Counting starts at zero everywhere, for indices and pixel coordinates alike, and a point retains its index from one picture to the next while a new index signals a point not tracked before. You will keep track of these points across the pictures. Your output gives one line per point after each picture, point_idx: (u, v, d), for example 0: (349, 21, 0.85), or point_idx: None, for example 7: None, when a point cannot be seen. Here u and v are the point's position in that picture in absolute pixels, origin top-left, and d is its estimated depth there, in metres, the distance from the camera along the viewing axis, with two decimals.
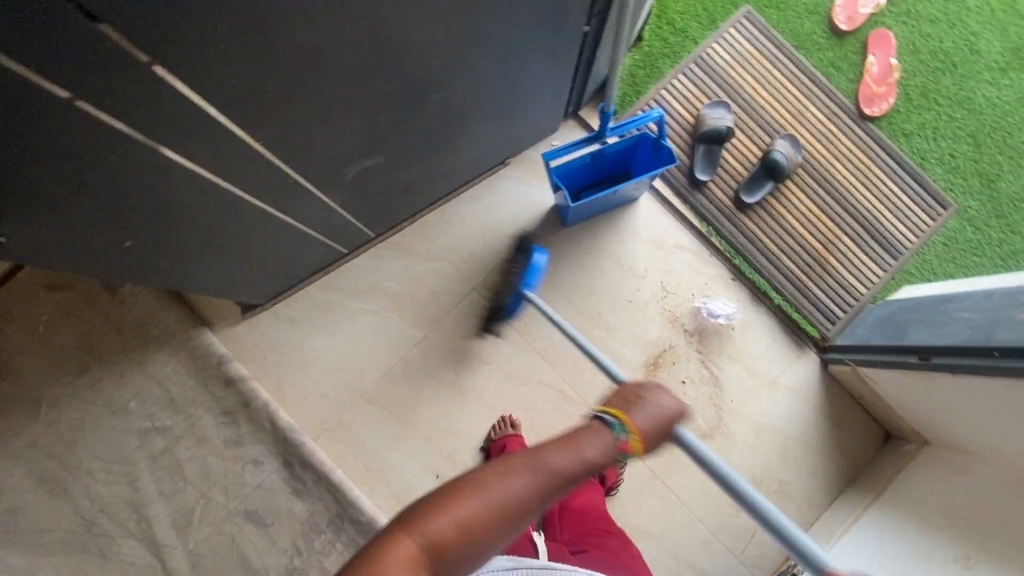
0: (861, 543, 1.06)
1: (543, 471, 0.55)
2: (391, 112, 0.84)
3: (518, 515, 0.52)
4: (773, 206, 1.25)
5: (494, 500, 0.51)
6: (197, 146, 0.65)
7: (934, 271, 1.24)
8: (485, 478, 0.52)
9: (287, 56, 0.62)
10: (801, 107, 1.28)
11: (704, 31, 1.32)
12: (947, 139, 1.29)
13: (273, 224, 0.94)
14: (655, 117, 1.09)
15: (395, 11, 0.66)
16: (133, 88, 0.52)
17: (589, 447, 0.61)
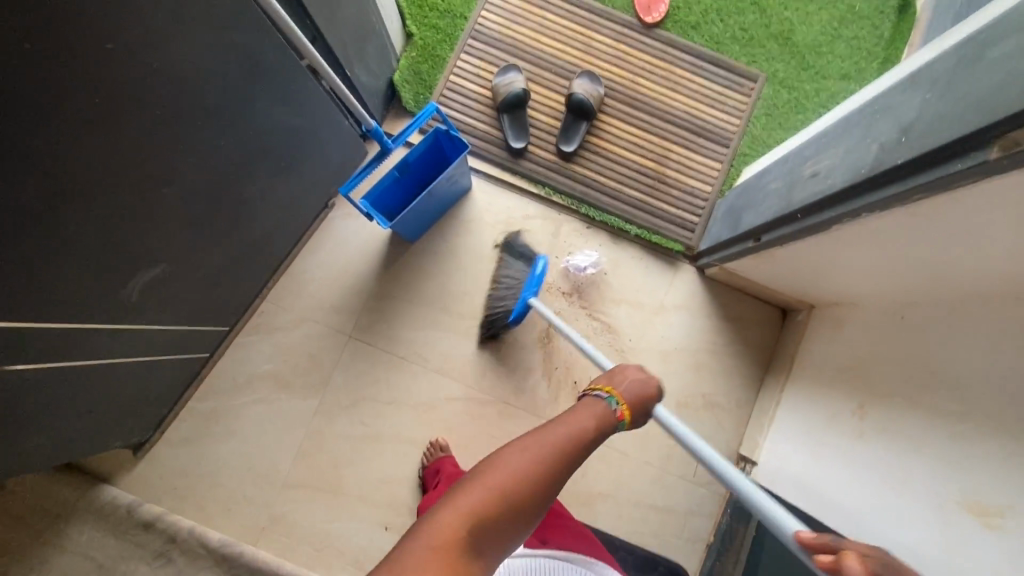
0: (789, 426, 1.07)
1: (548, 446, 0.53)
2: (151, 223, 0.80)
3: (534, 495, 0.50)
4: (596, 144, 1.25)
5: (508, 483, 0.49)
6: None
7: (766, 143, 1.25)
8: (502, 464, 0.50)
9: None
10: (587, 40, 1.27)
11: (469, 3, 1.29)
12: (733, 15, 1.30)
13: (102, 370, 0.89)
14: (433, 110, 1.06)
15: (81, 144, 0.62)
16: None
17: (590, 416, 0.59)
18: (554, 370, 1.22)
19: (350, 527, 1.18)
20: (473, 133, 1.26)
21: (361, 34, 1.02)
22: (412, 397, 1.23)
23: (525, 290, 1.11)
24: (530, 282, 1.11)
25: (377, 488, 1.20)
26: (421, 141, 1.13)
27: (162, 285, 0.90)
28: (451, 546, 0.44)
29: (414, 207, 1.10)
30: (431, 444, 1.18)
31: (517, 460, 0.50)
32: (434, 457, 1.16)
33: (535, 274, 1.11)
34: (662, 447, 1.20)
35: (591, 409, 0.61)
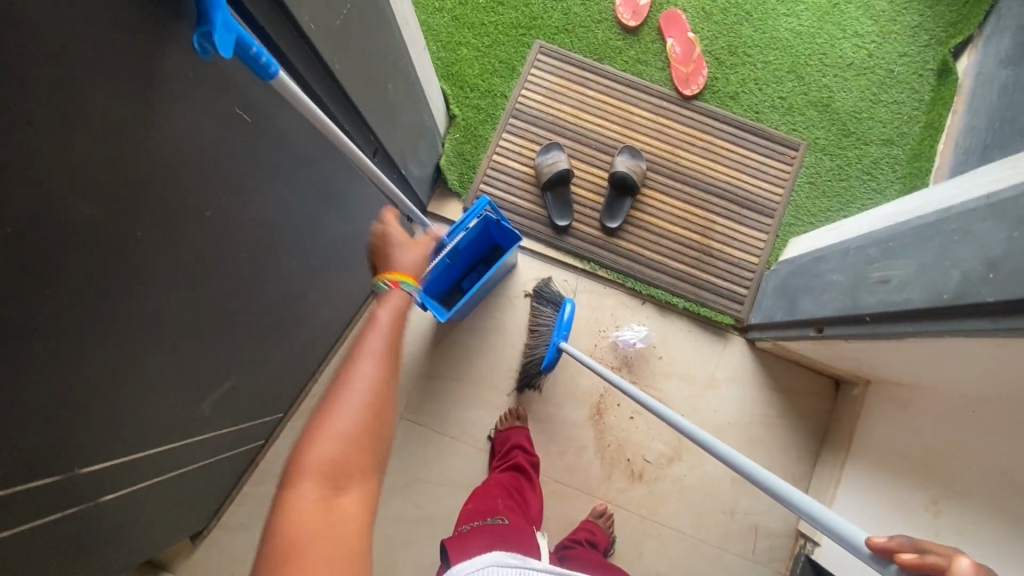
0: (852, 507, 1.05)
1: (371, 362, 0.61)
2: (225, 347, 0.81)
3: (379, 409, 0.59)
4: (640, 217, 1.26)
5: (353, 420, 0.57)
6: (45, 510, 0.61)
7: (811, 213, 1.25)
8: (340, 406, 0.57)
9: (93, 395, 0.59)
10: (626, 114, 1.29)
11: (508, 82, 1.32)
12: (772, 84, 1.31)
13: (169, 481, 0.90)
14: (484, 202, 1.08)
15: (175, 300, 0.64)
16: None
17: (390, 307, 0.70)
18: (606, 447, 1.23)
19: None
20: (517, 211, 1.27)
21: (416, 134, 1.04)
22: (465, 477, 1.23)
23: (555, 334, 1.14)
24: (559, 327, 1.14)
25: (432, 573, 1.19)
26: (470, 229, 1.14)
27: (229, 397, 0.91)
28: (330, 473, 0.53)
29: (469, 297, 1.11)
30: (506, 412, 1.24)
31: (346, 390, 0.58)
32: (508, 424, 1.22)
33: (564, 319, 1.14)
34: (718, 524, 1.19)
35: (390, 301, 0.71)
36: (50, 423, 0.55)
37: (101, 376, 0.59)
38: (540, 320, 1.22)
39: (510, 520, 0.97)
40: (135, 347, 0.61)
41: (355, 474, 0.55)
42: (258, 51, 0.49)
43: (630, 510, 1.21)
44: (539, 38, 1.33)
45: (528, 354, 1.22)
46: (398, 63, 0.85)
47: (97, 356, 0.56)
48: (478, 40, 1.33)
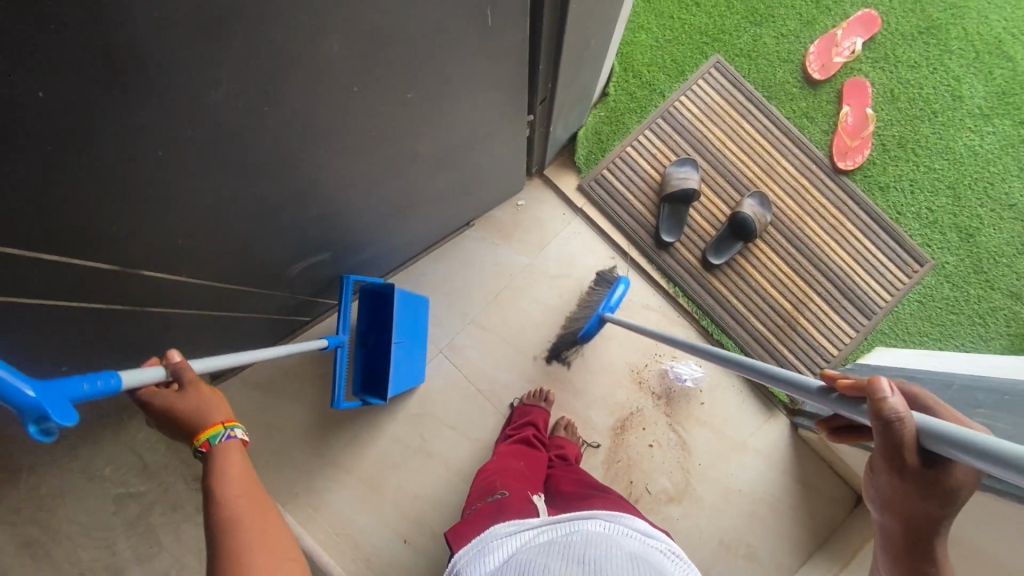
0: None
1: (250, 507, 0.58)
2: (334, 222, 0.82)
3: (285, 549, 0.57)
4: (742, 265, 1.24)
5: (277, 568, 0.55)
6: (127, 289, 0.63)
7: (909, 331, 1.21)
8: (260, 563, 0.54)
9: (226, 210, 0.61)
10: (772, 161, 1.26)
11: (672, 83, 1.29)
12: (926, 191, 1.26)
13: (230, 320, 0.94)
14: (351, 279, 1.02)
15: (330, 161, 0.65)
16: (47, 282, 0.52)
17: (232, 463, 0.61)
18: (615, 463, 1.23)
19: (372, 526, 1.21)
20: (628, 209, 1.26)
21: (578, 98, 1.03)
22: (474, 430, 1.25)
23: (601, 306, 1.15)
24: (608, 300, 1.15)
25: (408, 502, 1.22)
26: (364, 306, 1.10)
27: (311, 269, 0.94)
28: None
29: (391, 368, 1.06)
30: (536, 390, 1.25)
31: (242, 554, 0.54)
32: (533, 402, 1.22)
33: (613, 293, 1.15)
34: None
35: (227, 458, 0.61)
36: (185, 218, 0.57)
37: (241, 197, 0.60)
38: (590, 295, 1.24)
39: (511, 492, 0.89)
40: (282, 181, 0.62)
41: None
42: (89, 384, 0.46)
43: None
44: (719, 54, 1.29)
45: (570, 322, 1.25)
46: (608, 24, 0.84)
47: (254, 174, 0.58)
48: (660, 31, 1.30)
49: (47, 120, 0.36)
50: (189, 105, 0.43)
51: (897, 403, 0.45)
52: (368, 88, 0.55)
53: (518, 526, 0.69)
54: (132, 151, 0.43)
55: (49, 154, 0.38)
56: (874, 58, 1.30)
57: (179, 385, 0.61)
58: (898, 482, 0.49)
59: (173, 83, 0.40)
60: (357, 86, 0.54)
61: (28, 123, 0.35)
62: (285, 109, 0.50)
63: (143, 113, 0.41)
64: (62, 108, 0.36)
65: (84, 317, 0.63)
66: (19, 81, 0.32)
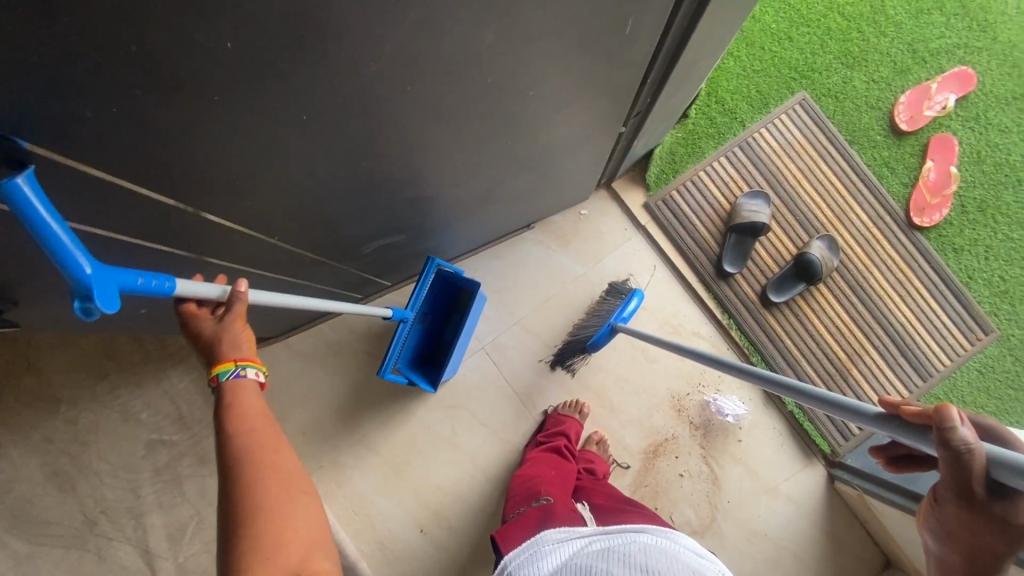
0: None
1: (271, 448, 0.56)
2: (419, 205, 0.82)
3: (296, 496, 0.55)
4: (801, 306, 1.21)
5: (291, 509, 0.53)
6: (222, 241, 0.64)
7: (964, 399, 1.18)
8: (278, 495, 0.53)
9: (332, 179, 0.62)
10: (846, 206, 1.23)
11: (754, 114, 1.28)
12: (1001, 260, 1.22)
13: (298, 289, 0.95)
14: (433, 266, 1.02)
15: (439, 146, 0.65)
16: (150, 220, 0.52)
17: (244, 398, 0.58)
18: (642, 486, 1.21)
19: (392, 510, 1.21)
20: (692, 234, 1.25)
21: (665, 117, 1.03)
22: (505, 431, 1.24)
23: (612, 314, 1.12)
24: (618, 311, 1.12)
25: (430, 492, 1.22)
26: (432, 289, 1.08)
27: (381, 248, 0.94)
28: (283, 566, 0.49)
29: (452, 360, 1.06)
30: (572, 401, 1.24)
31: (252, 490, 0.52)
32: (568, 413, 1.21)
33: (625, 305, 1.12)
34: None
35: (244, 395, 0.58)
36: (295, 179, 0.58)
37: (349, 167, 0.61)
38: (598, 306, 1.21)
39: (555, 500, 0.92)
40: (391, 156, 0.63)
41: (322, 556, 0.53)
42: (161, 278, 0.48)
43: None
44: (806, 91, 1.28)
45: (574, 331, 1.22)
46: (716, 46, 0.84)
47: (370, 145, 0.58)
48: (749, 60, 1.29)
49: (220, 57, 0.37)
50: (342, 66, 0.44)
51: (968, 434, 0.42)
52: (497, 81, 0.56)
53: (568, 534, 0.71)
54: (277, 102, 0.45)
55: (212, 92, 0.40)
56: (966, 116, 1.26)
57: (222, 312, 0.59)
58: (962, 515, 0.45)
59: (336, 39, 0.41)
60: (489, 75, 0.54)
61: (206, 57, 0.37)
62: (421, 86, 0.51)
63: (302, 66, 0.42)
64: (238, 50, 0.38)
65: (177, 264, 0.64)
66: (213, 15, 0.34)
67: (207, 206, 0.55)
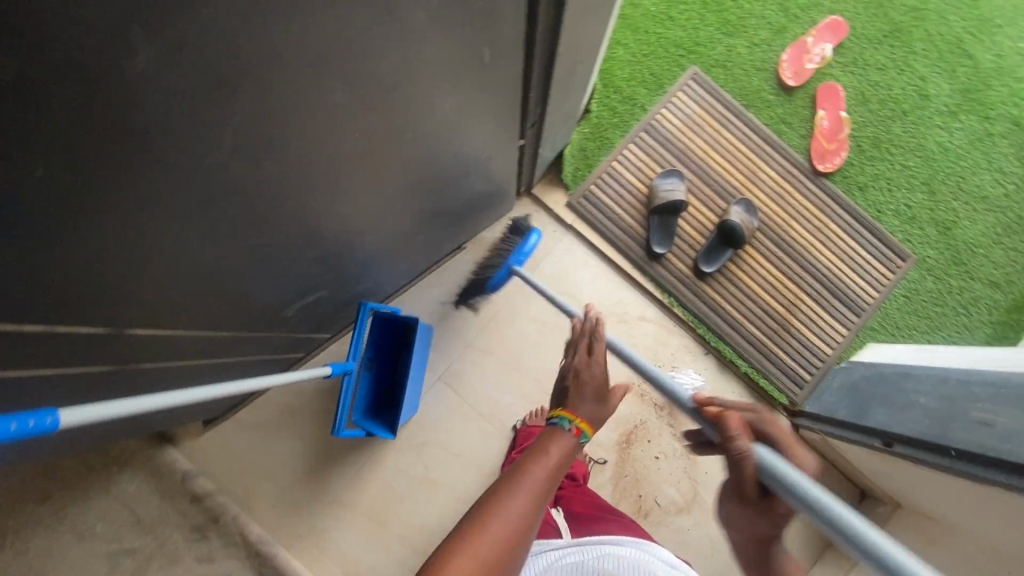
0: None
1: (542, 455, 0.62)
2: (334, 260, 0.81)
3: (529, 514, 0.55)
4: (733, 270, 1.25)
5: (500, 523, 0.52)
6: (116, 347, 0.59)
7: (897, 326, 1.24)
8: (464, 527, 0.52)
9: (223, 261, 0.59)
10: (754, 168, 1.28)
11: (652, 96, 1.31)
12: (903, 189, 1.30)
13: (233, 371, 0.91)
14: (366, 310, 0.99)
15: (332, 203, 0.64)
16: (22, 354, 0.46)
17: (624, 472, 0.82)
18: (623, 477, 1.23)
19: (381, 563, 1.18)
20: (618, 223, 1.27)
21: (564, 119, 1.04)
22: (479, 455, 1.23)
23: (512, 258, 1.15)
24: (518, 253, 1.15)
25: (417, 534, 1.19)
26: (372, 331, 1.05)
27: (306, 307, 0.91)
28: None
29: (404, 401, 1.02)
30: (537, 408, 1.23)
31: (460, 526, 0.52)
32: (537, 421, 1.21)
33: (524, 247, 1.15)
34: None
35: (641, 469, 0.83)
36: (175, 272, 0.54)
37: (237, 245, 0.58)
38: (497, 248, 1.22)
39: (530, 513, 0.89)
40: (281, 224, 0.61)
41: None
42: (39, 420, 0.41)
43: None
44: (696, 65, 1.32)
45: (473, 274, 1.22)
46: (591, 47, 0.85)
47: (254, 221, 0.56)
48: (637, 46, 1.32)
49: (66, 193, 0.34)
50: (188, 166, 0.41)
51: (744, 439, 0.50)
52: (369, 132, 0.55)
53: (542, 546, 0.70)
54: (129, 217, 0.42)
55: (53, 235, 0.37)
56: (844, 62, 1.33)
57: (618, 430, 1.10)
58: (742, 507, 0.52)
59: (168, 146, 0.38)
60: (358, 129, 0.53)
61: (49, 191, 0.33)
62: (284, 158, 0.49)
63: (142, 179, 0.39)
64: (62, 191, 0.35)
65: (78, 387, 0.59)
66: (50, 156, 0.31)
67: (89, 325, 0.51)
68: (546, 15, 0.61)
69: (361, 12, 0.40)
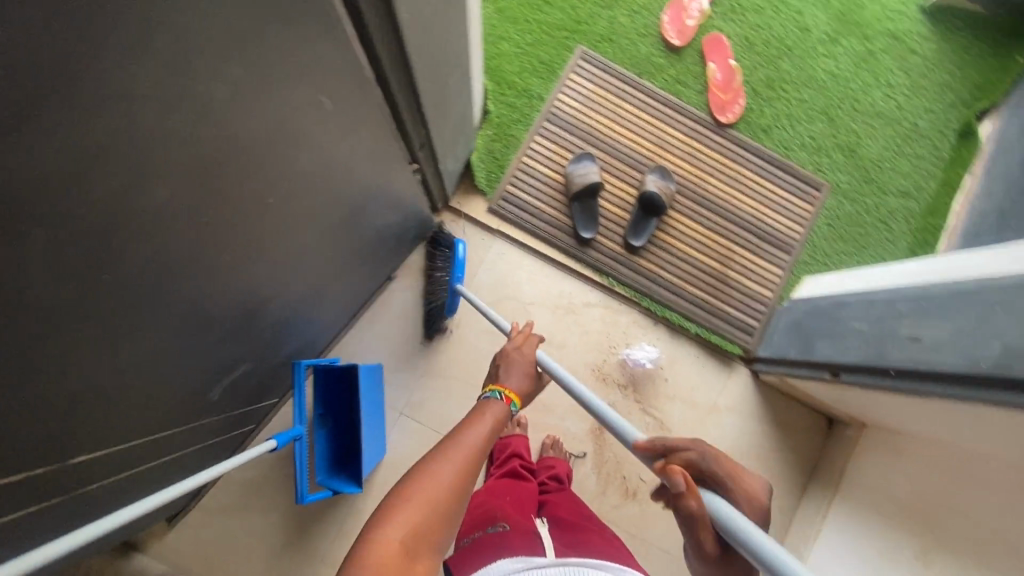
0: (840, 527, 1.09)
1: (477, 426, 0.68)
2: (248, 334, 0.76)
3: (466, 475, 0.59)
4: (663, 238, 1.26)
5: (438, 482, 0.56)
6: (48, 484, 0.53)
7: (826, 255, 1.28)
8: (408, 483, 0.55)
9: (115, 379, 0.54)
10: (661, 133, 1.29)
11: (546, 84, 1.30)
12: (804, 122, 1.33)
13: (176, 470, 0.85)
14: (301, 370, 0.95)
15: (220, 285, 0.60)
16: None
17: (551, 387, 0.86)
18: (604, 464, 1.23)
19: None
20: (542, 217, 1.26)
21: (457, 130, 1.02)
22: None
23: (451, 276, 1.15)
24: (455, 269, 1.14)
25: None
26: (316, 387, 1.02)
27: (235, 384, 0.86)
28: (399, 555, 0.49)
29: (364, 450, 0.99)
30: (509, 419, 1.24)
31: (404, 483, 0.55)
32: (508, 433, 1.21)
33: (458, 260, 1.14)
34: None
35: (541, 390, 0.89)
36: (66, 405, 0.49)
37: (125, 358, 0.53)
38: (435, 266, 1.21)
39: (512, 524, 0.83)
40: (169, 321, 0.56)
41: (427, 554, 0.52)
42: None
43: (620, 529, 1.20)
44: (582, 44, 1.31)
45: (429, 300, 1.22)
46: (460, 58, 0.83)
47: (136, 336, 0.52)
48: (520, 37, 1.31)
49: None
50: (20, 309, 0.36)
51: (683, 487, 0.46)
52: (230, 207, 0.51)
53: (526, 563, 0.67)
54: None
55: None
56: (723, 12, 1.35)
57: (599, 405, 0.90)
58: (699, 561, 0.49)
59: None
60: (216, 207, 0.49)
61: None
62: (138, 263, 0.45)
63: None
64: None
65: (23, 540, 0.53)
66: None
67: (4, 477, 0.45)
68: (389, 45, 0.59)
69: (166, 98, 0.36)
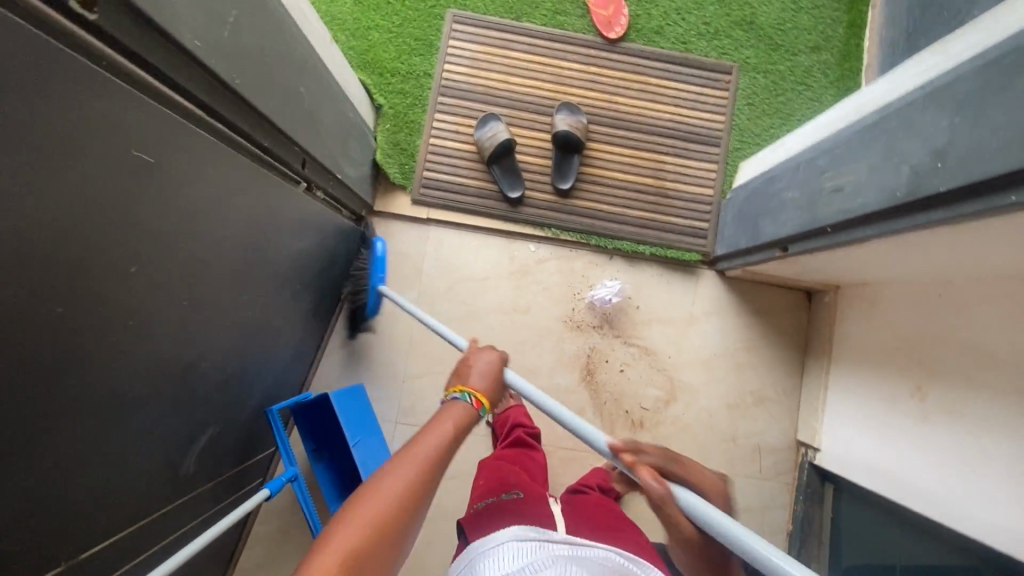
0: (842, 390, 1.09)
1: (433, 432, 0.58)
2: (197, 399, 0.76)
3: (414, 499, 0.50)
4: (590, 172, 1.24)
5: (381, 507, 0.47)
6: None
7: (755, 135, 1.25)
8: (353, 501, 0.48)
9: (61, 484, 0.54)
10: (556, 69, 1.26)
11: (429, 59, 1.26)
12: (694, 11, 1.29)
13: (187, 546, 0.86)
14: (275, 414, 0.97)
15: (133, 363, 0.59)
16: None
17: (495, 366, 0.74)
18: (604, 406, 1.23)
19: None
20: (467, 191, 1.24)
21: (339, 135, 0.99)
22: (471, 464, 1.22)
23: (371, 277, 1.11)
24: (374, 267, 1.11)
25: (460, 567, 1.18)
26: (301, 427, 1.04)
27: (211, 449, 0.86)
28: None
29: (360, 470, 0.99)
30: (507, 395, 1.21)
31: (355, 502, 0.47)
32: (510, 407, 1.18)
33: (376, 257, 1.11)
34: (724, 452, 1.20)
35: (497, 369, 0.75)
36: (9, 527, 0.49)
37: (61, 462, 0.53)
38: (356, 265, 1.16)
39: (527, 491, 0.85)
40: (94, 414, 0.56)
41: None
42: None
43: None
44: (451, 8, 1.27)
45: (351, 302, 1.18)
46: (304, 65, 0.81)
47: (54, 440, 0.52)
48: (388, 21, 1.27)
49: None
50: None
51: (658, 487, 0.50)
52: (97, 287, 0.50)
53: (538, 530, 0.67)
54: None
55: None
56: None
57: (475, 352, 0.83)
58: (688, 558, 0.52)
59: None
60: (78, 292, 0.48)
61: None
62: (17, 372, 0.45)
63: None
64: None
65: None
66: None
67: None
68: (196, 76, 0.57)
69: None
